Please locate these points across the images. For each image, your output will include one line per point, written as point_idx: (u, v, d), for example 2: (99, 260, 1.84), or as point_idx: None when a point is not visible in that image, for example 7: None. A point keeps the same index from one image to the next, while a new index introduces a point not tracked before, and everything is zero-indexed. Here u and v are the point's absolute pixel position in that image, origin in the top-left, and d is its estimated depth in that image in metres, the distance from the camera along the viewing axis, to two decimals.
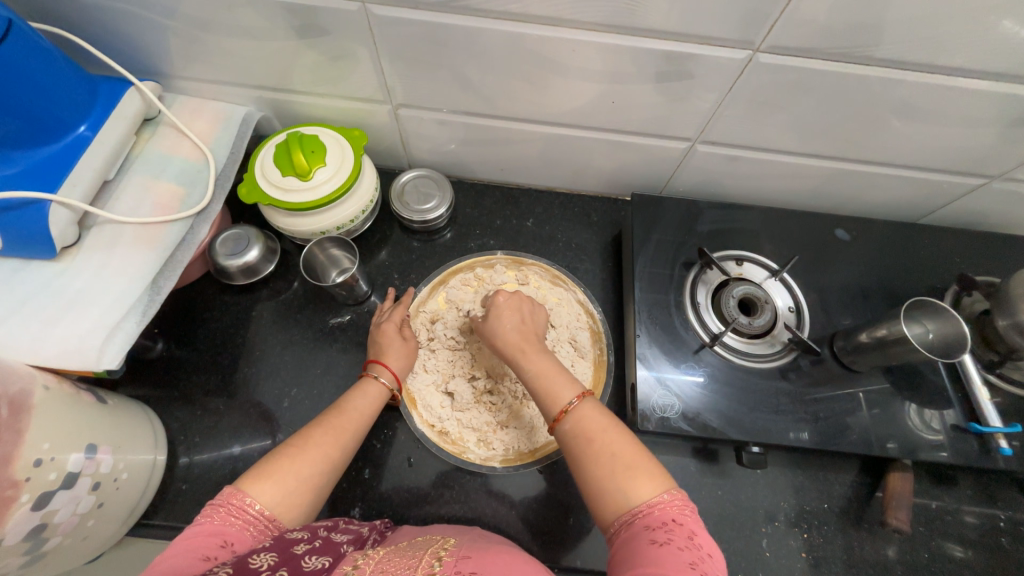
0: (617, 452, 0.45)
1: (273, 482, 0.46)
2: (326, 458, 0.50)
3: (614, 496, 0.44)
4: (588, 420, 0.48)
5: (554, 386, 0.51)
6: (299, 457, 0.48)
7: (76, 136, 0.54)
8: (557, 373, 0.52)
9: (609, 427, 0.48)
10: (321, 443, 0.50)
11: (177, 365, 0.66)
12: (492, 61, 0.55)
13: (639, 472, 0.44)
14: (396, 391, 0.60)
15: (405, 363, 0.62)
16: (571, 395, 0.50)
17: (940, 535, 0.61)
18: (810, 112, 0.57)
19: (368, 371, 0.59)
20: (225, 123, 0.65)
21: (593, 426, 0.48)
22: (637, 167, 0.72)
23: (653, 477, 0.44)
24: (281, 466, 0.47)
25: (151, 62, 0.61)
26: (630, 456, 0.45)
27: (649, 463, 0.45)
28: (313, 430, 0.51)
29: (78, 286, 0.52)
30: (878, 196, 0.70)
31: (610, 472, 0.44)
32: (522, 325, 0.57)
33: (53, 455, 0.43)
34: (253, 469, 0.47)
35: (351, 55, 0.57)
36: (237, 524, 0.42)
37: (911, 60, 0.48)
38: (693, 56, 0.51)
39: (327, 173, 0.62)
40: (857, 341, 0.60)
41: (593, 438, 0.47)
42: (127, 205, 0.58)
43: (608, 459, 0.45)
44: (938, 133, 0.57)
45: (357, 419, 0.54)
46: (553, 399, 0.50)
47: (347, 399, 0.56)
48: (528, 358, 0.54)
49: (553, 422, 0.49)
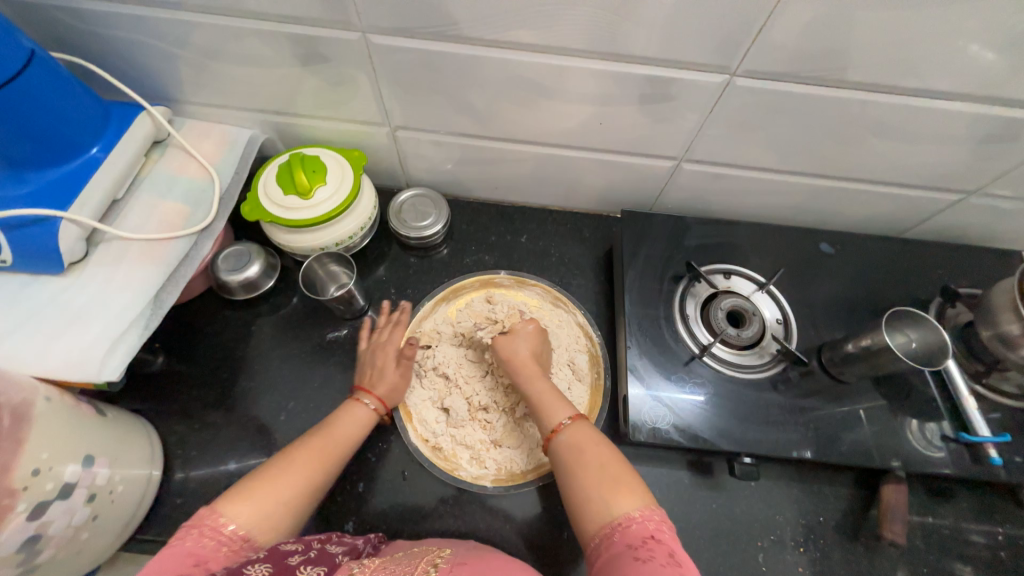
0: (603, 467, 0.48)
1: (252, 504, 0.46)
2: (307, 481, 0.50)
3: (597, 507, 0.46)
4: (581, 438, 0.52)
5: (552, 408, 0.56)
6: (280, 480, 0.49)
7: (88, 157, 0.57)
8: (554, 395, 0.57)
9: (600, 446, 0.51)
10: (303, 467, 0.51)
11: (176, 379, 0.67)
12: (486, 86, 0.58)
13: (623, 487, 0.46)
14: (383, 415, 0.61)
15: (394, 387, 0.62)
16: (566, 415, 0.54)
17: (938, 548, 0.61)
18: (788, 132, 0.59)
19: (354, 396, 0.60)
20: (230, 145, 0.68)
21: (585, 442, 0.51)
22: (627, 184, 0.74)
23: (633, 493, 0.46)
24: (261, 489, 0.47)
25: (162, 88, 0.64)
26: (615, 471, 0.48)
27: (632, 480, 0.47)
28: (294, 452, 0.52)
29: (82, 300, 0.54)
30: (859, 211, 0.73)
31: (597, 484, 0.47)
32: (534, 351, 0.62)
33: (51, 465, 0.44)
34: (230, 491, 0.47)
35: (351, 81, 0.60)
36: (211, 544, 0.42)
37: (881, 81, 0.51)
38: (674, 80, 0.54)
39: (327, 191, 0.65)
40: (844, 351, 0.61)
41: (584, 451, 0.50)
42: (134, 221, 0.60)
43: (595, 473, 0.48)
44: (912, 150, 0.60)
45: (343, 445, 0.55)
46: (549, 417, 0.55)
47: (337, 422, 0.56)
48: (532, 377, 0.59)
49: (549, 434, 0.53)
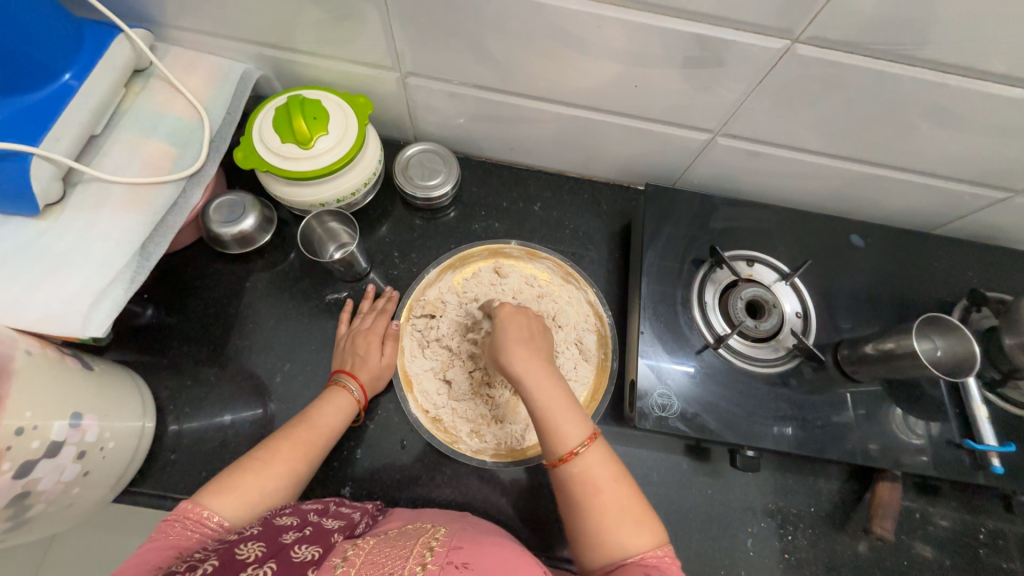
0: (621, 503, 0.45)
1: (235, 497, 0.45)
2: (292, 473, 0.50)
3: (608, 545, 0.44)
4: (596, 469, 0.46)
5: (564, 428, 0.47)
6: (264, 471, 0.48)
7: (60, 85, 0.50)
8: (568, 408, 0.48)
9: (617, 477, 0.46)
10: (287, 458, 0.50)
11: (168, 332, 0.64)
12: (511, 32, 0.51)
13: (640, 525, 0.44)
14: (364, 403, 0.60)
15: (378, 374, 0.60)
16: (581, 439, 0.47)
17: (919, 543, 0.62)
18: (840, 112, 0.54)
19: (335, 380, 0.59)
20: (220, 80, 0.61)
21: (601, 475, 0.46)
22: (653, 156, 0.69)
23: (648, 529, 0.44)
24: (245, 481, 0.46)
25: (142, 7, 0.56)
26: (633, 508, 0.45)
27: (648, 516, 0.45)
28: (277, 444, 0.51)
29: (61, 247, 0.50)
30: (896, 203, 0.68)
31: (616, 523, 0.44)
32: (525, 336, 0.54)
33: (35, 424, 0.42)
34: (213, 482, 0.46)
35: (358, 15, 0.52)
36: (195, 537, 0.41)
37: (958, 61, 0.45)
38: (727, 42, 0.47)
39: (329, 142, 0.59)
40: (862, 351, 0.59)
41: (599, 488, 0.45)
42: (115, 162, 0.55)
43: (611, 511, 0.44)
44: (971, 142, 0.55)
45: (327, 435, 0.54)
46: (561, 440, 0.47)
47: (318, 412, 0.55)
48: (541, 386, 0.49)
49: (559, 462, 0.47)
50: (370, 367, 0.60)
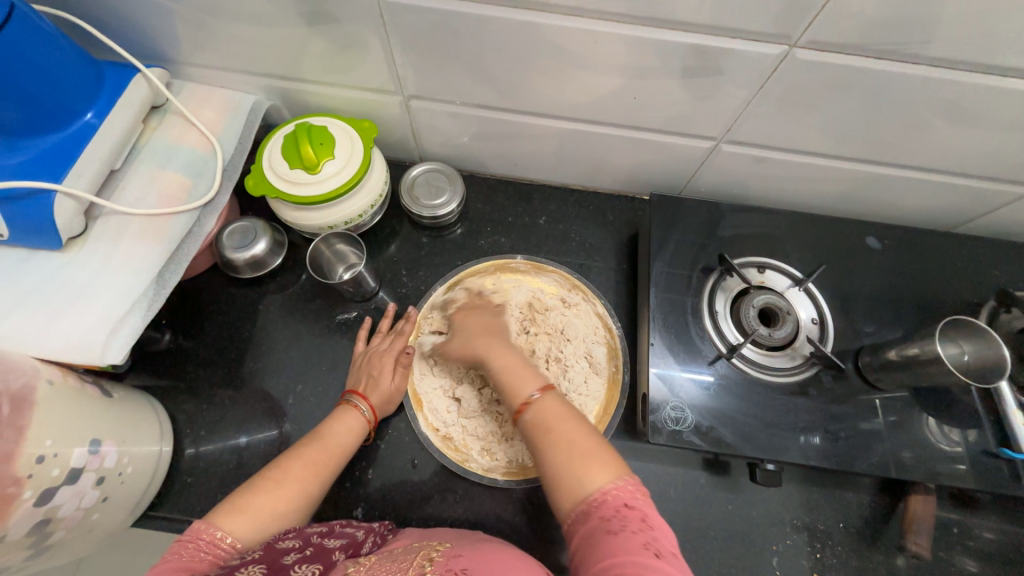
0: (575, 440, 0.45)
1: (248, 518, 0.45)
2: (304, 493, 0.50)
3: (570, 485, 0.43)
4: (551, 413, 0.48)
5: (518, 381, 0.51)
6: (276, 492, 0.48)
7: (82, 124, 0.53)
8: (521, 366, 0.53)
9: (572, 418, 0.47)
10: (300, 478, 0.50)
11: (185, 356, 0.66)
12: (509, 51, 0.52)
13: (593, 459, 0.43)
14: (374, 424, 0.59)
15: (389, 396, 0.60)
16: (534, 389, 0.50)
17: (959, 561, 0.58)
18: (846, 113, 0.53)
19: (347, 401, 0.59)
20: (232, 112, 0.64)
21: (553, 417, 0.47)
22: (657, 165, 0.68)
23: (604, 464, 0.43)
24: (257, 501, 0.47)
25: (158, 47, 0.59)
26: (586, 443, 0.45)
27: (603, 451, 0.44)
28: (289, 463, 0.51)
29: (83, 278, 0.52)
30: (912, 202, 0.66)
31: (566, 458, 0.44)
32: (485, 326, 0.60)
33: (56, 451, 0.43)
34: (224, 503, 0.46)
35: (360, 44, 0.54)
36: (208, 559, 0.41)
37: (964, 57, 0.44)
38: (724, 50, 0.47)
39: (336, 165, 0.60)
40: (885, 358, 0.57)
41: (554, 426, 0.46)
42: (134, 195, 0.57)
43: (563, 448, 0.45)
44: (984, 138, 0.53)
45: (339, 454, 0.54)
46: (515, 392, 0.50)
47: (330, 431, 0.55)
48: (499, 355, 0.55)
49: (517, 412, 0.49)
50: (381, 387, 0.60)
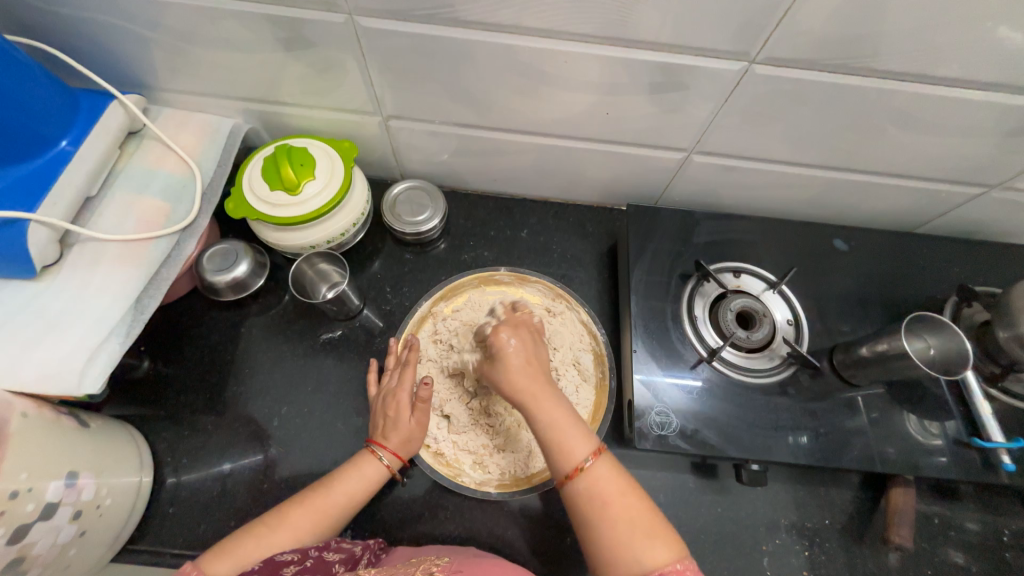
0: (632, 517, 0.44)
1: (232, 563, 0.45)
2: (296, 540, 0.48)
3: (625, 562, 0.42)
4: (604, 482, 0.46)
5: (569, 440, 0.48)
6: (263, 538, 0.47)
7: (57, 152, 0.52)
8: (571, 423, 0.49)
9: (625, 489, 0.46)
10: (295, 524, 0.49)
11: (165, 383, 0.64)
12: (486, 73, 0.54)
13: (654, 538, 0.43)
14: (398, 469, 0.57)
15: (402, 429, 0.58)
16: (586, 453, 0.47)
17: (942, 550, 0.60)
18: (806, 124, 0.56)
19: (370, 447, 0.57)
20: (211, 136, 0.64)
21: (608, 487, 0.46)
22: (632, 176, 0.71)
23: (666, 543, 0.43)
24: (244, 546, 0.46)
25: (135, 74, 0.59)
26: (643, 519, 0.44)
27: (660, 525, 0.44)
28: (286, 508, 0.50)
29: (57, 308, 0.51)
30: (874, 205, 0.70)
31: (627, 536, 0.43)
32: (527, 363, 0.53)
33: (30, 486, 0.42)
34: (217, 547, 0.47)
35: (338, 67, 0.55)
36: None
37: (907, 70, 0.47)
38: (688, 67, 0.50)
39: (316, 186, 0.61)
40: (857, 355, 0.59)
41: (609, 501, 0.45)
42: (111, 221, 0.57)
43: (622, 526, 0.44)
44: (935, 143, 0.56)
45: (341, 501, 0.52)
46: (568, 455, 0.47)
47: (341, 478, 0.54)
48: (545, 407, 0.49)
49: (567, 478, 0.47)
50: (399, 429, 0.57)
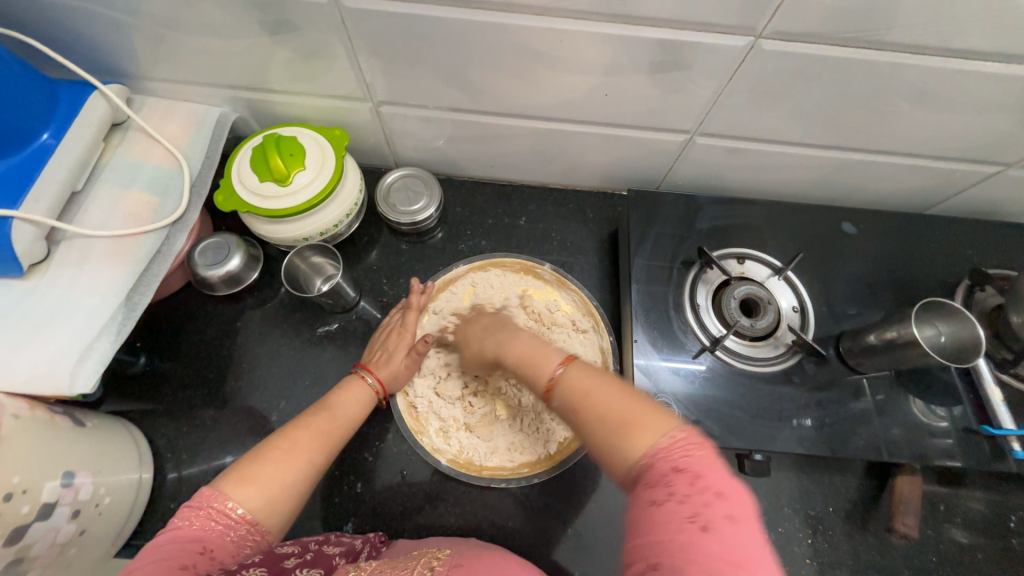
0: (608, 409, 0.38)
1: (257, 487, 0.43)
2: (311, 463, 0.47)
3: (613, 456, 0.36)
4: (580, 381, 0.41)
5: (537, 358, 0.46)
6: (284, 461, 0.45)
7: (38, 145, 0.51)
8: (540, 346, 0.48)
9: (602, 383, 0.40)
10: (308, 447, 0.48)
11: (162, 379, 0.64)
12: (478, 54, 0.51)
13: (636, 422, 0.36)
14: (381, 398, 0.59)
15: (395, 374, 0.59)
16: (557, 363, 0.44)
17: (947, 537, 0.59)
18: (815, 102, 0.53)
19: (358, 369, 0.58)
20: (198, 127, 0.62)
21: (584, 383, 0.41)
22: (631, 160, 0.68)
23: (650, 424, 0.36)
24: (266, 470, 0.44)
25: (116, 63, 0.57)
26: (622, 408, 0.37)
27: (648, 407, 0.37)
28: (296, 432, 0.48)
29: (47, 306, 0.50)
30: (884, 186, 0.67)
31: (602, 431, 0.37)
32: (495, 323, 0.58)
33: (25, 488, 0.42)
34: (233, 471, 0.44)
35: (325, 52, 0.53)
36: (218, 529, 0.40)
37: (924, 43, 0.45)
38: (691, 44, 0.47)
39: (307, 176, 0.59)
40: (865, 342, 0.57)
41: (587, 393, 0.40)
42: (98, 216, 0.55)
43: (598, 421, 0.38)
44: (951, 121, 0.54)
45: (345, 425, 0.52)
46: (538, 372, 0.45)
47: (337, 402, 0.54)
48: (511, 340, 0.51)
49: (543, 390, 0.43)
50: (390, 364, 0.59)
